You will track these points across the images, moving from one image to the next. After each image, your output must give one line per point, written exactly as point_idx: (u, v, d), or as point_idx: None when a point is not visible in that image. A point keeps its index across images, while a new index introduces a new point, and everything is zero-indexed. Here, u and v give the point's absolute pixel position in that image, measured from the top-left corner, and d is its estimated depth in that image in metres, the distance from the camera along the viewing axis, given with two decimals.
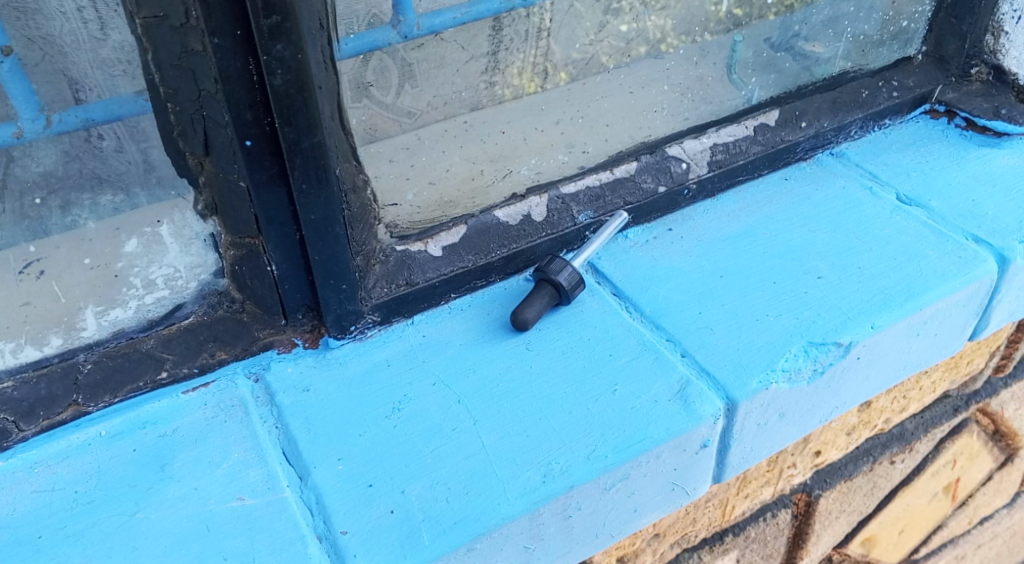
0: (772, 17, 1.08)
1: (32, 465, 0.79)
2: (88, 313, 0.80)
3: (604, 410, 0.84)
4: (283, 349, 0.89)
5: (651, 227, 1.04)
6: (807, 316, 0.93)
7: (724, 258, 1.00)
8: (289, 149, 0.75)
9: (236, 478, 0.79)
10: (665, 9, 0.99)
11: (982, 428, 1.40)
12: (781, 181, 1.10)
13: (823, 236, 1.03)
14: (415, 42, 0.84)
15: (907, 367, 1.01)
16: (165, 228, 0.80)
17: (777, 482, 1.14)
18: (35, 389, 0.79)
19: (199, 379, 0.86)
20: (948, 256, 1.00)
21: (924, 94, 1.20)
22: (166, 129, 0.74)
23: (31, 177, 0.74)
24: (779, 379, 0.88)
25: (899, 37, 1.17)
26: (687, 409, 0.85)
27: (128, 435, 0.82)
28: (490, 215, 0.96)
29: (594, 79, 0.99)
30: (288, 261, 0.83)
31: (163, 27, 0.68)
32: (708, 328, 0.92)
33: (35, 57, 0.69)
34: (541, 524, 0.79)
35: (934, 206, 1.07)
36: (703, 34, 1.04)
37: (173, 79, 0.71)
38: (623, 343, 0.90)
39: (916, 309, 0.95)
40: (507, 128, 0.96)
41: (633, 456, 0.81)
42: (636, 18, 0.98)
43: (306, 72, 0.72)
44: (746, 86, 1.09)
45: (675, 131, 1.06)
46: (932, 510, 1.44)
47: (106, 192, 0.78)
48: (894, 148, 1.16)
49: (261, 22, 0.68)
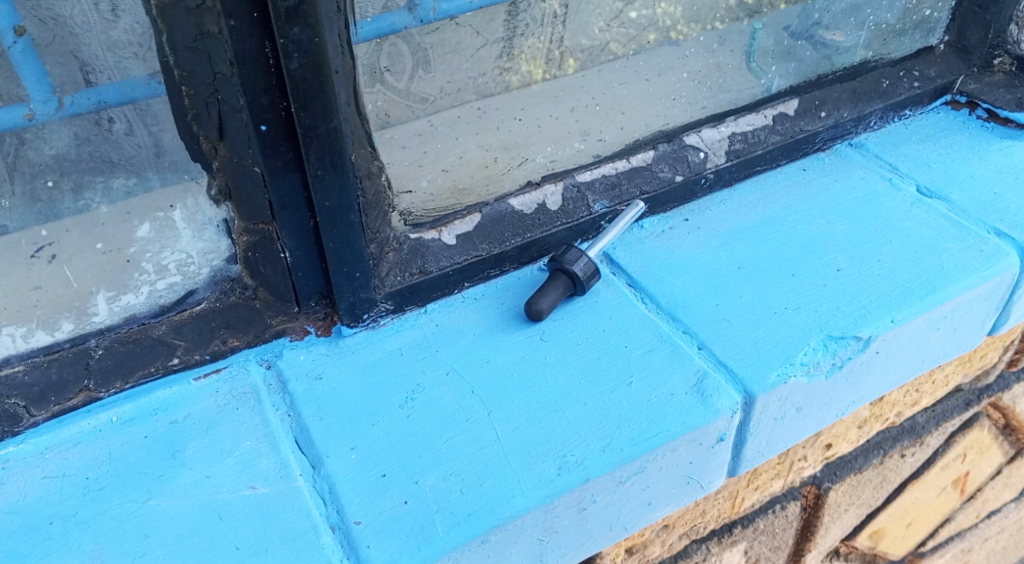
0: (784, 6, 1.05)
1: (43, 451, 0.79)
2: (100, 298, 0.80)
3: (619, 403, 0.83)
4: (296, 336, 0.88)
5: (667, 217, 1.03)
6: (826, 309, 0.92)
7: (742, 249, 0.98)
8: (305, 134, 0.74)
9: (248, 466, 0.78)
10: None
11: (994, 422, 1.38)
12: (800, 171, 1.09)
13: (842, 228, 1.01)
14: (431, 26, 0.83)
15: (925, 361, 1.00)
16: (179, 212, 0.79)
17: (787, 474, 1.13)
18: (47, 374, 0.79)
19: (211, 366, 0.85)
20: (970, 250, 0.99)
21: (946, 84, 1.18)
22: (181, 112, 0.73)
23: (44, 159, 0.73)
24: (798, 372, 0.87)
25: (921, 26, 1.16)
26: (705, 402, 0.84)
27: (140, 422, 0.81)
28: (505, 203, 0.95)
29: (610, 66, 0.98)
30: (302, 248, 0.82)
31: (179, 9, 0.67)
32: (725, 321, 0.91)
33: (47, 38, 0.68)
34: (556, 517, 0.78)
35: (955, 198, 1.05)
36: (714, 23, 1.02)
37: (188, 62, 0.70)
38: (640, 334, 0.89)
39: (938, 303, 0.93)
40: (522, 115, 0.95)
41: (650, 449, 0.81)
42: (648, 4, 0.95)
43: (323, 56, 0.71)
44: (766, 74, 1.08)
45: (693, 119, 1.05)
46: (939, 504, 1.43)
47: (119, 176, 0.76)
48: (914, 140, 1.14)
49: (278, 4, 0.67)
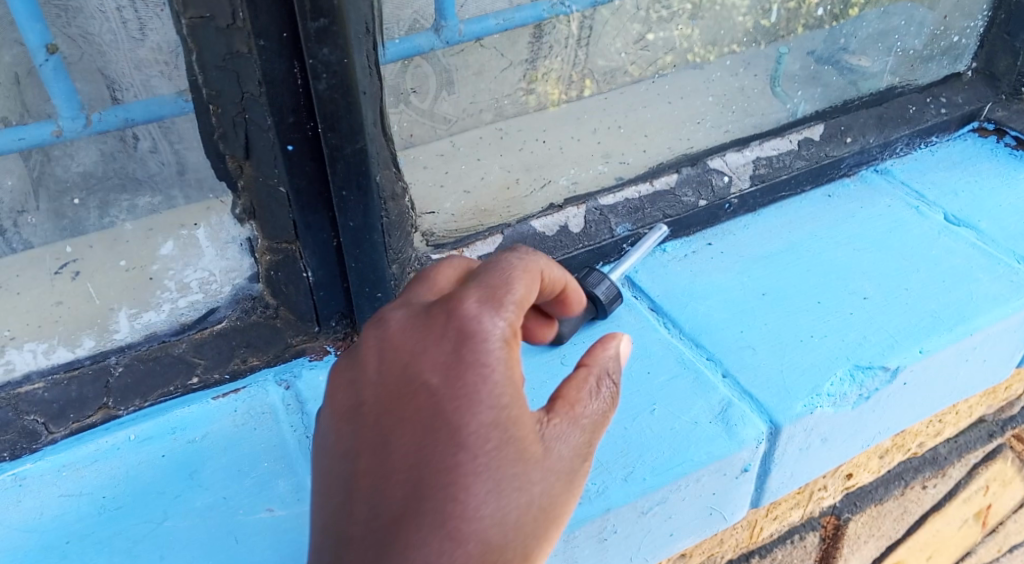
0: (800, 32, 1.03)
1: (60, 468, 0.78)
2: (122, 315, 0.80)
3: (641, 431, 0.82)
4: (315, 356, 0.87)
5: (690, 241, 1.02)
6: (852, 337, 0.91)
7: (766, 275, 0.97)
8: (331, 155, 0.73)
9: (266, 488, 0.77)
10: (694, 18, 0.95)
11: (1017, 454, 1.35)
12: (826, 198, 1.08)
13: (867, 256, 1.00)
14: (456, 48, 0.82)
15: (952, 393, 0.98)
16: (202, 231, 0.80)
17: (806, 504, 1.11)
18: (66, 391, 0.78)
19: (230, 385, 0.85)
20: (999, 280, 0.97)
21: (973, 111, 1.17)
22: (207, 131, 0.72)
23: (71, 177, 0.74)
24: (824, 403, 0.86)
25: (949, 53, 1.15)
26: (729, 432, 0.83)
27: (158, 440, 0.80)
28: (527, 225, 0.94)
29: (634, 88, 0.97)
30: (325, 268, 0.81)
31: (209, 28, 0.66)
32: (750, 348, 0.89)
33: (76, 56, 0.69)
34: (577, 547, 0.77)
35: (984, 227, 1.04)
36: (731, 46, 1.00)
37: (216, 81, 0.69)
38: (662, 360, 0.89)
39: (967, 333, 0.92)
40: (544, 137, 0.94)
41: (673, 480, 0.79)
42: (667, 26, 0.94)
43: (352, 77, 0.70)
44: (792, 99, 1.07)
45: (717, 143, 1.04)
46: (961, 536, 1.40)
47: (144, 193, 0.78)
48: (941, 167, 1.13)
49: (309, 24, 0.66)
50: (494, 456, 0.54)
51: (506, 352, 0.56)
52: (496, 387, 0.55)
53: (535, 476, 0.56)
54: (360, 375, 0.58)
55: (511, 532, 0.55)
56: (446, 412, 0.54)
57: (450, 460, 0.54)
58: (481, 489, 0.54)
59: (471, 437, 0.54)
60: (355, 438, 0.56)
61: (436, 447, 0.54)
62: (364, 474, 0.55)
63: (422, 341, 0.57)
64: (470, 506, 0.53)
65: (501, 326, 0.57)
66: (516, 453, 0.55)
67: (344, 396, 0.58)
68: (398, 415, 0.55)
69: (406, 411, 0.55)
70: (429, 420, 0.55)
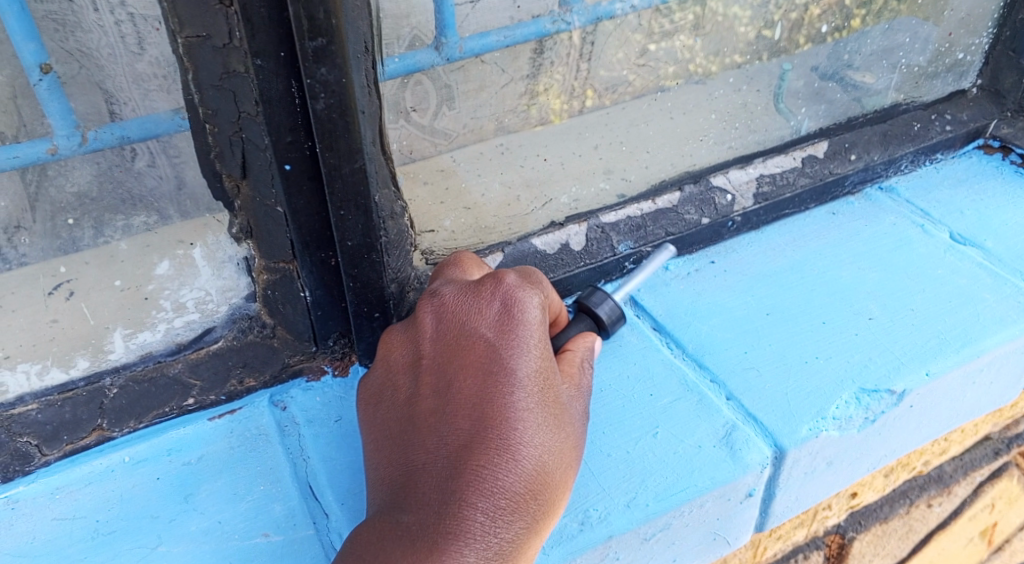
0: (806, 46, 1.01)
1: (53, 491, 0.77)
2: (117, 335, 0.79)
3: (644, 455, 0.81)
4: (312, 376, 0.87)
5: (693, 259, 1.01)
6: (858, 359, 0.89)
7: (770, 294, 0.96)
8: (329, 174, 0.72)
9: (261, 512, 0.76)
10: (697, 28, 0.93)
11: None
12: (829, 215, 1.07)
13: (872, 275, 0.99)
14: (457, 65, 0.81)
15: (959, 415, 0.97)
16: (199, 250, 0.79)
17: (811, 523, 1.09)
18: (60, 412, 0.77)
19: (226, 406, 0.83)
20: (1006, 301, 0.96)
21: (979, 128, 1.16)
22: (204, 150, 0.71)
23: (65, 197, 0.73)
24: (830, 427, 0.84)
25: (954, 69, 1.14)
26: (733, 457, 0.81)
27: (152, 462, 0.79)
28: (528, 242, 0.93)
29: (635, 104, 0.96)
30: (322, 287, 0.80)
31: (206, 48, 0.65)
32: (754, 369, 0.88)
33: (72, 71, 0.67)
34: None
35: (990, 246, 1.03)
36: (732, 56, 0.98)
37: (213, 100, 0.68)
38: (665, 382, 0.87)
39: (974, 355, 0.90)
40: (545, 152, 0.93)
41: (676, 506, 0.78)
42: (667, 37, 0.92)
43: (350, 97, 0.69)
44: (796, 116, 1.06)
45: (720, 160, 1.04)
46: (967, 555, 1.38)
47: (139, 214, 0.77)
48: (946, 185, 1.12)
49: (307, 44, 0.65)
50: (538, 397, 0.70)
51: (539, 318, 0.74)
52: (534, 342, 0.73)
53: (569, 417, 0.71)
54: (423, 337, 0.75)
55: (554, 454, 0.69)
56: (499, 359, 0.71)
57: (502, 399, 0.69)
58: (530, 416, 0.69)
59: (519, 379, 0.70)
60: (425, 383, 0.72)
61: (492, 382, 0.70)
62: (436, 408, 0.70)
63: (473, 308, 0.74)
64: (523, 431, 0.68)
65: (533, 298, 0.75)
66: (551, 399, 0.71)
67: (411, 352, 0.75)
68: (460, 362, 0.72)
69: (459, 364, 0.72)
70: (479, 372, 0.71)
